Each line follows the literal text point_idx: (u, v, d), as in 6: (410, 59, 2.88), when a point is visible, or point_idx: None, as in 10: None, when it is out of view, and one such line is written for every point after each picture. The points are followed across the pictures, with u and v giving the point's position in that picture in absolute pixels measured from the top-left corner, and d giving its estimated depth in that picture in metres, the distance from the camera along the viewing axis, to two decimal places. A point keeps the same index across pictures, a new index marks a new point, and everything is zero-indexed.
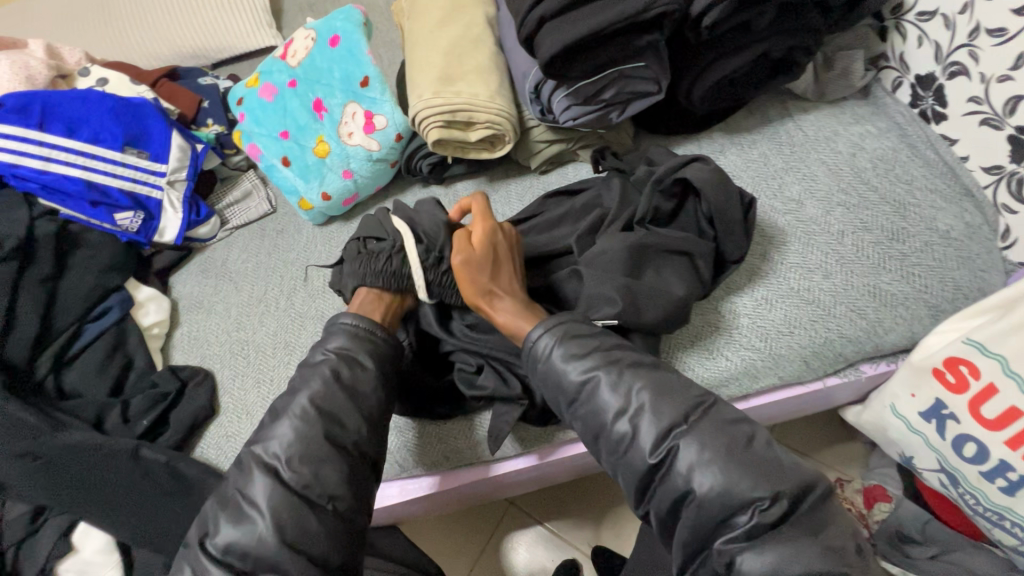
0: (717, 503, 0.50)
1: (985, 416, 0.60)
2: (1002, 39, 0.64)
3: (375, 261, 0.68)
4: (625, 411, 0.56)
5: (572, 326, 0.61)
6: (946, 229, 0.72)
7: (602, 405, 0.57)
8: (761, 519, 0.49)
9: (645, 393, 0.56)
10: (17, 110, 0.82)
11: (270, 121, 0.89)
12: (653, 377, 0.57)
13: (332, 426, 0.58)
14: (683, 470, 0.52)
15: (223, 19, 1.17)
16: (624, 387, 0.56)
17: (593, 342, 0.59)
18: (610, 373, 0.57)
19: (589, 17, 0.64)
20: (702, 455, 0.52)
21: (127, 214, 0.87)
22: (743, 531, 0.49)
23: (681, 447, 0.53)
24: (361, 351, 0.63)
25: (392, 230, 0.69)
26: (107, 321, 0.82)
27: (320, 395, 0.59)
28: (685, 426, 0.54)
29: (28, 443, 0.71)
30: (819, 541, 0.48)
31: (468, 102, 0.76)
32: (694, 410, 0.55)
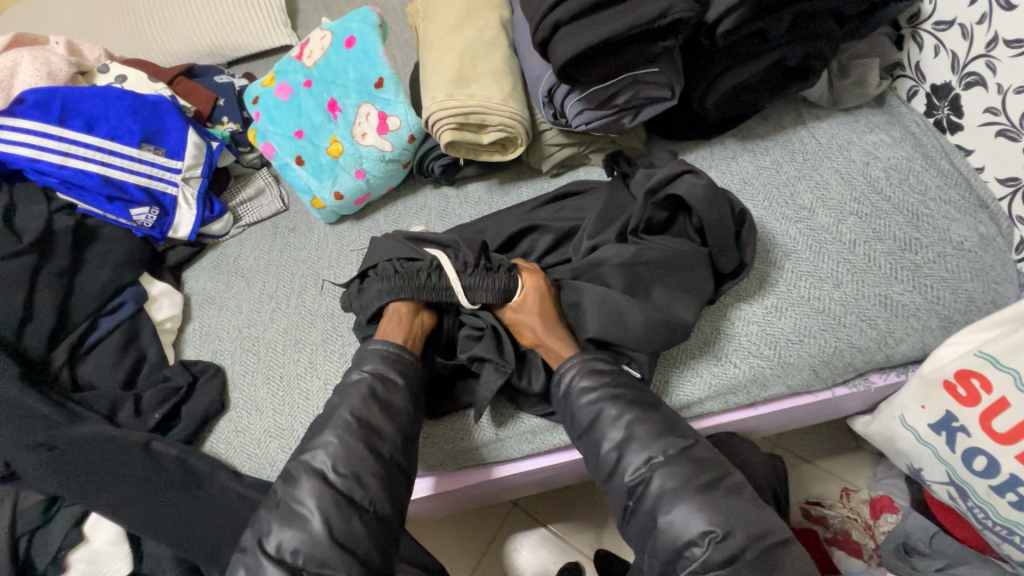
0: (672, 531, 0.56)
1: (995, 430, 0.60)
2: (1021, 50, 0.64)
3: (416, 280, 0.72)
4: (618, 442, 0.61)
5: (591, 360, 0.67)
6: (960, 240, 0.72)
7: (600, 434, 0.62)
8: (715, 553, 0.53)
9: (637, 428, 0.61)
10: (39, 106, 0.84)
11: (285, 121, 0.89)
12: (649, 412, 0.62)
13: (373, 436, 0.64)
14: (653, 499, 0.58)
15: (240, 16, 1.18)
16: (622, 420, 0.62)
17: (607, 379, 0.65)
18: (612, 407, 0.63)
19: (607, 22, 0.64)
20: (667, 485, 0.57)
21: (142, 210, 0.88)
22: (699, 562, 0.53)
23: (653, 477, 0.58)
24: (391, 371, 0.68)
25: (431, 253, 0.74)
26: (122, 315, 0.83)
27: (359, 406, 0.65)
28: (663, 459, 0.59)
29: (43, 433, 0.72)
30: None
31: (482, 104, 0.77)
32: (672, 441, 0.60)
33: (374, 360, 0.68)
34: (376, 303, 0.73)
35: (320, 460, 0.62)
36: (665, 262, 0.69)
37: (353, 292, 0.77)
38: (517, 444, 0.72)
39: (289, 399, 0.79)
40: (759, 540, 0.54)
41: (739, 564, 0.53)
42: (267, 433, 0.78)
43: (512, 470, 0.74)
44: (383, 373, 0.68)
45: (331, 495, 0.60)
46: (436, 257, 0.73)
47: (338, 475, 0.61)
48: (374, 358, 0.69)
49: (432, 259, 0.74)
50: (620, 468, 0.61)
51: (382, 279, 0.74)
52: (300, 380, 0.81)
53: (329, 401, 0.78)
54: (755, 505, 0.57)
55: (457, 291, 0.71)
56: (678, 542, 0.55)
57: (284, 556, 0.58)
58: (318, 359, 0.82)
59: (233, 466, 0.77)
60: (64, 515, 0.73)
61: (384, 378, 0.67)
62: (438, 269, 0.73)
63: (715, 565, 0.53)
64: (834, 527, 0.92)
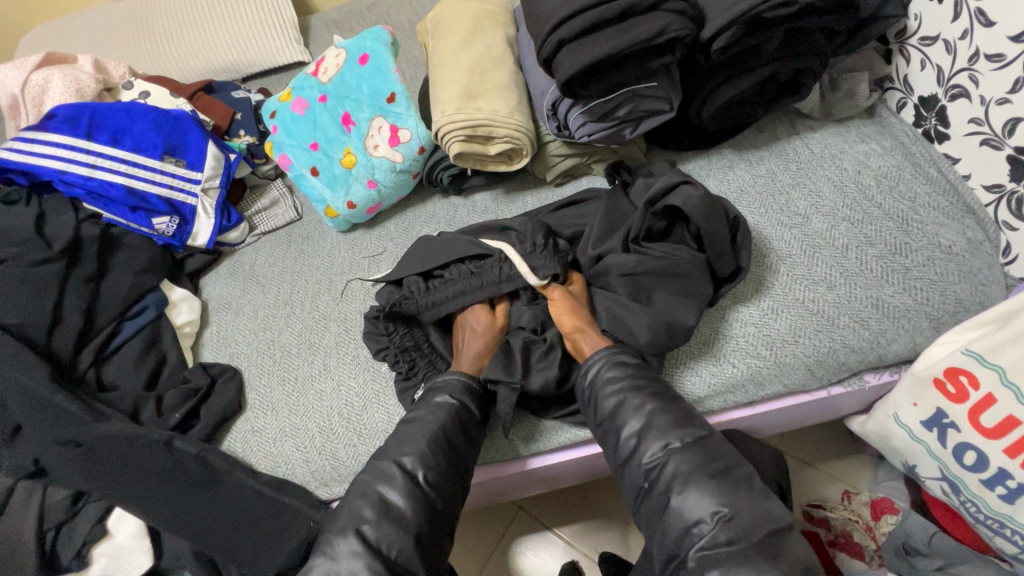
0: (683, 512, 0.58)
1: (984, 425, 0.62)
2: (1001, 64, 0.67)
3: (491, 274, 0.78)
4: (637, 430, 0.64)
5: (619, 354, 0.69)
6: (948, 244, 0.75)
7: (621, 422, 0.65)
8: (721, 532, 0.55)
9: (657, 417, 0.64)
10: (68, 121, 0.89)
11: (301, 133, 0.94)
12: (670, 404, 0.65)
13: (452, 453, 0.67)
14: (667, 480, 0.60)
15: (256, 35, 1.23)
16: (643, 409, 0.64)
17: (632, 372, 0.67)
18: (635, 397, 0.65)
19: (607, 40, 0.68)
20: (681, 468, 0.60)
21: (163, 219, 0.92)
22: (707, 538, 0.56)
23: (668, 464, 0.61)
24: (470, 400, 0.71)
25: (497, 246, 0.78)
26: (144, 319, 0.87)
27: (449, 425, 0.67)
28: (680, 446, 0.61)
29: (72, 431, 0.74)
30: (776, 565, 0.53)
31: (489, 118, 0.81)
32: (691, 431, 0.62)
33: (456, 389, 0.71)
34: (449, 294, 0.78)
35: (411, 464, 0.65)
36: (664, 267, 0.72)
37: (414, 290, 0.79)
38: (529, 441, 0.75)
39: (304, 400, 0.83)
40: (763, 523, 0.56)
41: (744, 546, 0.54)
42: (283, 432, 0.81)
43: (527, 465, 0.77)
44: (463, 400, 0.70)
45: (418, 497, 0.63)
46: (502, 250, 0.78)
47: (427, 482, 0.64)
48: (455, 387, 0.71)
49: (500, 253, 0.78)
50: (637, 454, 0.63)
51: (460, 279, 0.78)
52: (314, 382, 0.84)
53: (342, 402, 0.81)
54: (761, 494, 0.58)
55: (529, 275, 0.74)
56: (687, 520, 0.58)
57: (379, 545, 0.60)
58: (332, 361, 0.85)
59: (249, 464, 0.80)
60: (89, 511, 0.76)
61: (465, 407, 0.70)
62: (506, 260, 0.77)
63: (721, 543, 0.55)
64: (835, 529, 0.94)
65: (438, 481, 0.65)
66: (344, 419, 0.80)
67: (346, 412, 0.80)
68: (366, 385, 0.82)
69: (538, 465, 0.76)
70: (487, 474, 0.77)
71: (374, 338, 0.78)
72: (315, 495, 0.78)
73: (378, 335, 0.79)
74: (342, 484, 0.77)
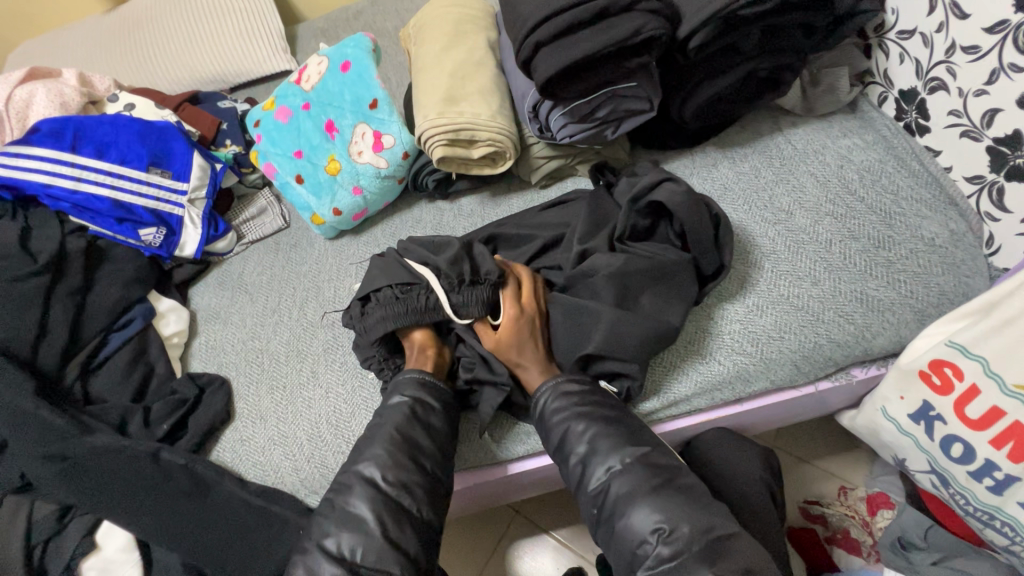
0: (628, 532, 0.58)
1: (969, 417, 0.62)
2: (977, 56, 0.67)
3: (414, 303, 0.73)
4: (583, 455, 0.64)
5: (565, 384, 0.68)
6: (931, 236, 0.75)
7: (568, 449, 0.65)
8: (665, 549, 0.56)
9: (600, 440, 0.63)
10: (52, 134, 0.89)
11: (284, 142, 0.94)
12: (612, 426, 0.64)
13: (416, 450, 0.66)
14: (613, 504, 0.60)
15: (242, 46, 1.24)
16: (584, 436, 0.64)
17: (576, 400, 0.67)
18: (577, 424, 0.65)
19: (583, 42, 0.68)
20: (622, 490, 0.60)
21: (150, 230, 0.92)
22: (652, 559, 0.56)
23: (612, 486, 0.61)
24: (427, 395, 0.70)
25: (423, 274, 0.74)
26: (131, 331, 0.86)
27: (404, 424, 0.67)
28: (621, 467, 0.61)
29: (58, 445, 0.74)
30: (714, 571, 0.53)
31: (471, 121, 0.81)
32: (631, 450, 0.62)
33: (408, 386, 0.70)
34: (379, 326, 0.74)
35: (371, 469, 0.64)
36: (646, 267, 0.72)
37: (353, 315, 0.77)
38: (514, 444, 0.75)
39: (292, 408, 0.82)
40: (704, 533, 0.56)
41: (685, 557, 0.55)
42: (272, 440, 0.80)
43: (508, 470, 0.76)
44: (417, 396, 0.69)
45: (381, 501, 0.62)
46: (428, 278, 0.74)
47: (387, 482, 0.64)
48: (408, 384, 0.70)
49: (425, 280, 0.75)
50: (585, 478, 0.63)
51: (383, 305, 0.74)
52: (302, 390, 0.84)
53: (330, 408, 0.81)
54: (706, 506, 0.58)
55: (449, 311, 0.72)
56: (633, 542, 0.58)
57: (342, 553, 0.60)
58: (320, 369, 0.85)
59: (239, 473, 0.80)
60: (77, 524, 0.76)
61: (421, 401, 0.69)
62: (431, 290, 0.74)
63: (665, 560, 0.55)
64: (833, 525, 0.94)
65: (396, 478, 0.64)
66: (333, 426, 0.79)
67: (334, 419, 0.80)
68: (355, 392, 0.82)
69: (526, 467, 0.76)
70: (470, 478, 0.77)
71: (361, 347, 0.78)
72: (305, 503, 0.77)
73: (366, 346, 0.78)
74: None
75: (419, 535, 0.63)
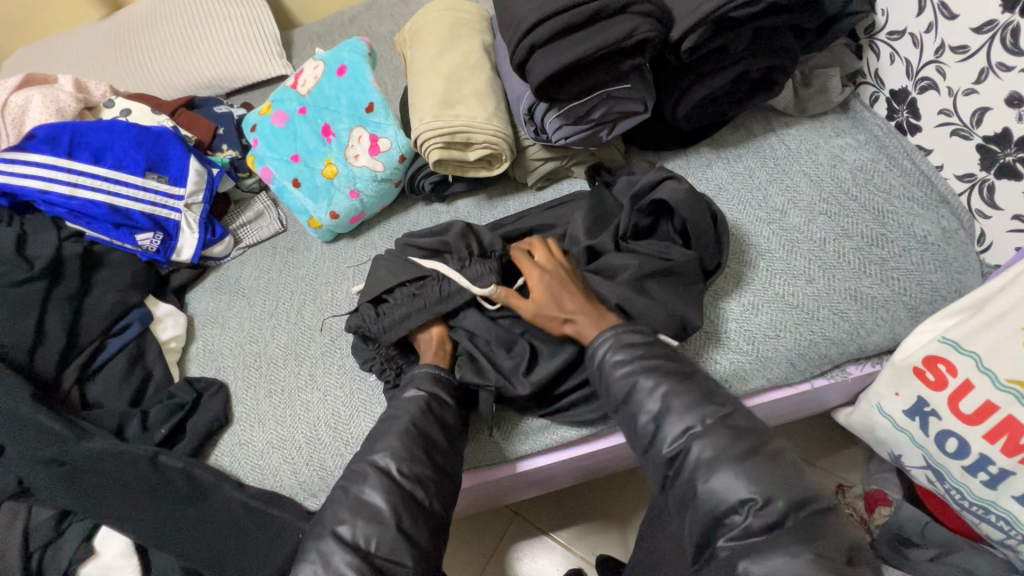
0: (711, 499, 0.53)
1: (963, 412, 0.63)
2: (965, 55, 0.68)
3: (431, 293, 0.75)
4: (655, 413, 0.59)
5: (624, 334, 0.64)
6: (923, 234, 0.76)
7: (636, 406, 0.60)
8: (755, 521, 0.51)
9: (675, 398, 0.58)
10: (49, 140, 0.89)
11: (281, 146, 0.94)
12: (685, 382, 0.59)
13: (432, 445, 0.66)
14: (692, 467, 0.55)
15: (238, 51, 1.24)
16: (658, 392, 0.59)
17: (642, 351, 0.62)
18: (647, 380, 0.60)
19: (578, 44, 0.69)
20: (704, 455, 0.55)
21: (147, 235, 0.92)
22: (738, 530, 0.52)
23: (693, 448, 0.56)
24: (443, 390, 0.70)
25: (433, 266, 0.76)
26: (129, 335, 0.86)
27: (422, 418, 0.66)
28: (702, 429, 0.56)
29: (54, 451, 0.74)
30: (812, 548, 0.49)
31: (467, 124, 0.81)
32: (711, 411, 0.57)
33: (424, 381, 0.70)
34: (395, 323, 0.74)
35: (387, 459, 0.63)
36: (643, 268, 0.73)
37: (365, 318, 0.76)
38: (516, 444, 0.76)
39: (290, 411, 0.82)
40: (799, 508, 0.52)
41: (779, 531, 0.51)
42: (270, 444, 0.80)
43: (516, 469, 0.78)
44: (433, 390, 0.69)
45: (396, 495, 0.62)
46: (437, 269, 0.75)
47: (403, 474, 0.63)
48: (424, 379, 0.70)
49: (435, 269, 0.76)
50: (658, 440, 0.58)
51: (402, 302, 0.75)
52: (301, 393, 0.84)
53: (328, 411, 0.81)
54: (794, 472, 0.54)
55: (466, 286, 0.73)
56: (717, 509, 0.53)
57: (358, 542, 0.59)
58: (318, 372, 0.85)
59: (237, 477, 0.79)
60: (75, 529, 0.75)
61: (437, 397, 0.69)
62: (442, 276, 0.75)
63: (755, 533, 0.51)
64: None
65: (413, 470, 0.63)
66: (332, 429, 0.79)
67: (333, 422, 0.80)
68: (353, 395, 0.82)
69: (533, 465, 0.77)
70: (477, 477, 0.78)
71: (361, 350, 0.78)
72: (304, 506, 0.77)
73: (364, 350, 0.79)
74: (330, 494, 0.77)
75: (432, 532, 0.63)
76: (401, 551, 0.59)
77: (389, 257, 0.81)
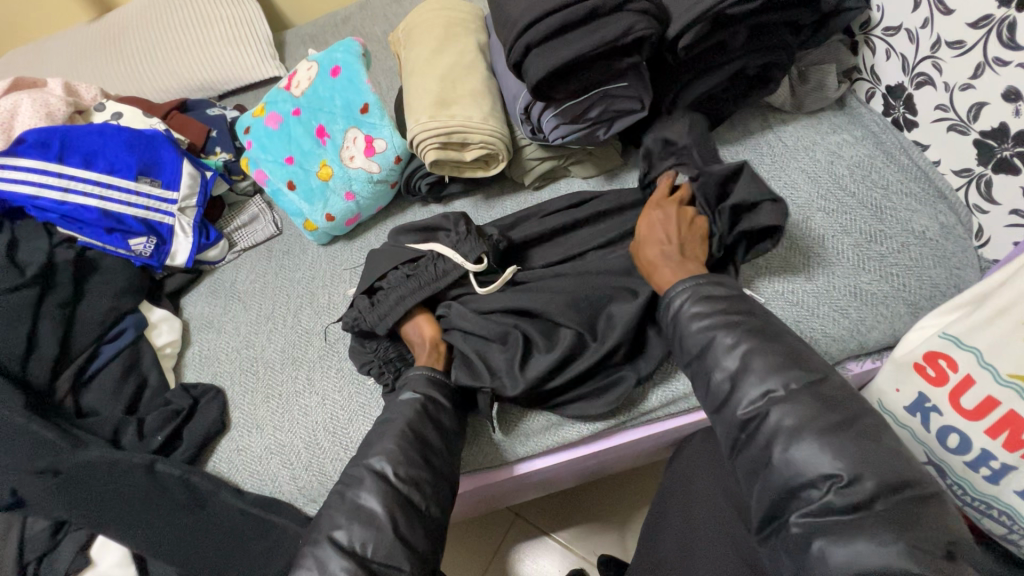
0: (790, 469, 0.51)
1: (965, 407, 0.62)
2: (962, 50, 0.68)
3: (427, 274, 0.77)
4: (732, 371, 0.58)
5: (707, 287, 0.63)
6: (921, 230, 0.76)
7: (711, 363, 0.60)
8: (837, 498, 0.49)
9: (754, 358, 0.57)
10: (38, 145, 0.87)
11: (275, 148, 0.93)
12: (768, 342, 0.58)
13: (426, 447, 0.65)
14: (770, 433, 0.53)
15: (229, 53, 1.23)
16: (739, 350, 0.58)
17: (722, 305, 0.62)
18: (727, 335, 0.59)
19: (574, 43, 0.68)
20: (785, 422, 0.53)
21: (140, 239, 0.91)
22: (817, 504, 0.49)
23: (775, 412, 0.54)
24: (438, 392, 0.70)
25: (427, 247, 0.78)
26: (123, 342, 0.85)
27: (416, 420, 0.66)
28: (783, 393, 0.54)
29: (49, 460, 0.73)
30: (904, 538, 0.46)
31: (463, 124, 0.80)
32: (795, 375, 0.55)
33: (418, 383, 0.69)
34: (393, 309, 0.76)
35: (380, 463, 0.63)
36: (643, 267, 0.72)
37: (360, 309, 0.76)
38: (513, 448, 0.75)
39: (288, 416, 0.82)
40: (893, 491, 0.48)
41: (866, 513, 0.48)
42: (268, 450, 0.80)
43: (515, 471, 0.77)
44: (428, 393, 0.69)
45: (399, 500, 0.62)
46: (434, 250, 0.78)
47: (399, 476, 0.62)
48: (420, 380, 0.70)
49: (432, 253, 0.78)
50: (733, 400, 0.57)
51: (397, 285, 0.77)
52: (298, 398, 0.83)
53: (326, 416, 0.80)
54: (896, 453, 0.50)
55: (461, 264, 0.76)
56: (794, 481, 0.51)
57: (354, 547, 0.58)
58: (316, 376, 0.84)
59: (235, 484, 0.79)
60: (73, 538, 0.75)
61: (433, 399, 0.69)
62: (440, 259, 0.78)
63: (838, 511, 0.48)
64: None
65: (407, 473, 0.62)
66: (330, 434, 0.79)
67: (331, 426, 0.79)
68: (351, 399, 0.81)
69: (531, 468, 0.77)
70: (476, 481, 0.77)
71: (359, 353, 0.79)
72: (304, 512, 0.77)
73: (363, 351, 0.79)
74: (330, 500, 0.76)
75: (430, 536, 0.62)
76: (396, 556, 0.58)
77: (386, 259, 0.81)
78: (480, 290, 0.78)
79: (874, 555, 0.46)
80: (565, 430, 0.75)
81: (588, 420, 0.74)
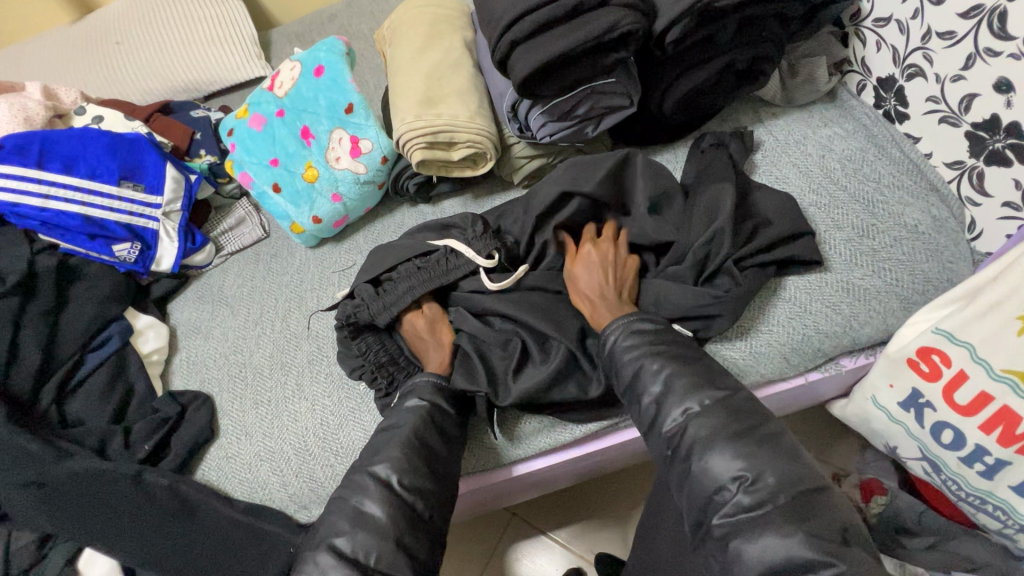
0: (707, 475, 0.53)
1: (958, 403, 0.62)
2: (952, 41, 0.67)
3: (437, 269, 0.77)
4: (658, 395, 0.58)
5: (637, 321, 0.64)
6: (913, 223, 0.75)
7: (641, 389, 0.60)
8: (745, 497, 0.50)
9: (677, 380, 0.58)
10: (17, 151, 0.85)
11: (259, 150, 0.91)
12: (689, 365, 0.59)
13: (431, 457, 0.64)
14: (688, 446, 0.55)
15: (214, 53, 1.21)
16: (662, 374, 0.59)
17: (649, 337, 0.62)
18: (653, 363, 0.60)
19: (559, 40, 0.67)
20: (700, 433, 0.54)
21: (124, 245, 0.89)
22: (731, 506, 0.51)
23: (689, 426, 0.55)
24: (443, 399, 0.69)
25: (442, 242, 0.78)
26: (108, 350, 0.84)
27: (422, 427, 0.65)
28: (700, 409, 0.56)
29: (33, 472, 0.72)
30: (803, 528, 0.48)
31: (449, 123, 0.79)
32: (709, 393, 0.57)
33: (425, 390, 0.68)
34: (403, 301, 0.75)
35: (386, 470, 0.61)
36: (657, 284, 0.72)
37: (365, 298, 0.76)
38: (511, 450, 0.75)
39: (278, 421, 0.81)
40: (794, 484, 0.50)
41: (769, 509, 0.49)
42: (258, 456, 0.79)
43: (512, 473, 0.76)
44: (434, 399, 0.68)
45: (396, 504, 0.60)
46: (449, 245, 0.77)
47: (403, 486, 0.61)
48: (425, 388, 0.69)
49: (445, 248, 0.77)
50: (658, 419, 0.58)
51: (406, 276, 0.76)
52: (287, 403, 0.82)
53: (317, 421, 0.79)
54: (792, 454, 0.52)
55: (474, 258, 0.75)
56: (709, 487, 0.53)
57: (356, 554, 0.57)
58: (305, 381, 0.83)
59: (225, 491, 0.78)
60: (59, 550, 0.74)
61: (437, 406, 0.68)
62: (455, 253, 0.77)
63: (746, 508, 0.50)
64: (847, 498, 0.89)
65: (412, 482, 0.62)
66: (321, 439, 0.78)
67: (321, 431, 0.78)
68: (341, 404, 0.80)
69: (529, 469, 0.76)
70: (475, 483, 0.77)
71: (348, 359, 0.77)
72: (294, 519, 0.76)
73: (352, 356, 0.77)
74: (321, 506, 0.76)
75: (430, 545, 0.61)
76: (399, 565, 0.57)
77: (376, 259, 0.80)
78: (488, 284, 0.75)
79: (785, 548, 0.48)
80: (561, 432, 0.74)
81: (582, 422, 0.73)
